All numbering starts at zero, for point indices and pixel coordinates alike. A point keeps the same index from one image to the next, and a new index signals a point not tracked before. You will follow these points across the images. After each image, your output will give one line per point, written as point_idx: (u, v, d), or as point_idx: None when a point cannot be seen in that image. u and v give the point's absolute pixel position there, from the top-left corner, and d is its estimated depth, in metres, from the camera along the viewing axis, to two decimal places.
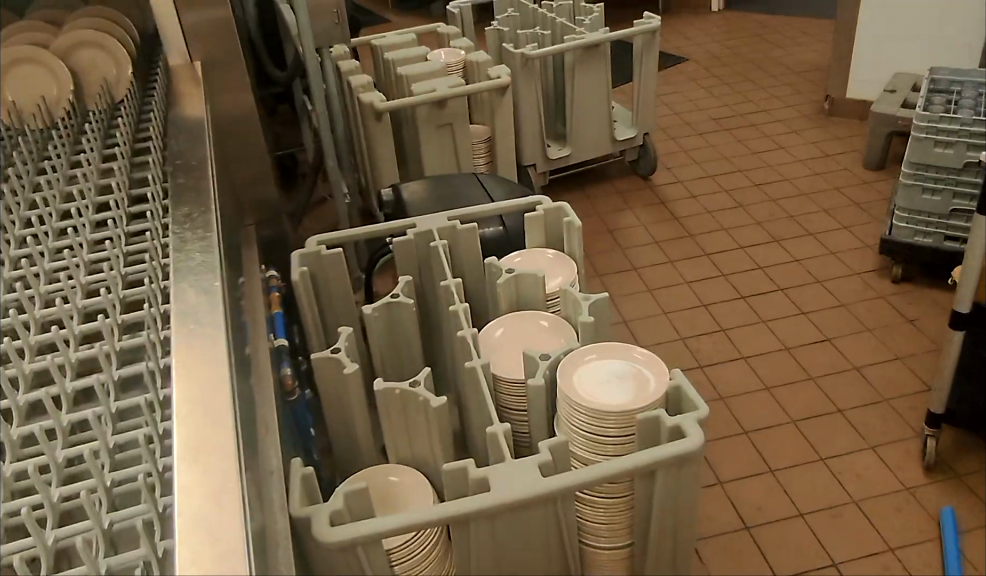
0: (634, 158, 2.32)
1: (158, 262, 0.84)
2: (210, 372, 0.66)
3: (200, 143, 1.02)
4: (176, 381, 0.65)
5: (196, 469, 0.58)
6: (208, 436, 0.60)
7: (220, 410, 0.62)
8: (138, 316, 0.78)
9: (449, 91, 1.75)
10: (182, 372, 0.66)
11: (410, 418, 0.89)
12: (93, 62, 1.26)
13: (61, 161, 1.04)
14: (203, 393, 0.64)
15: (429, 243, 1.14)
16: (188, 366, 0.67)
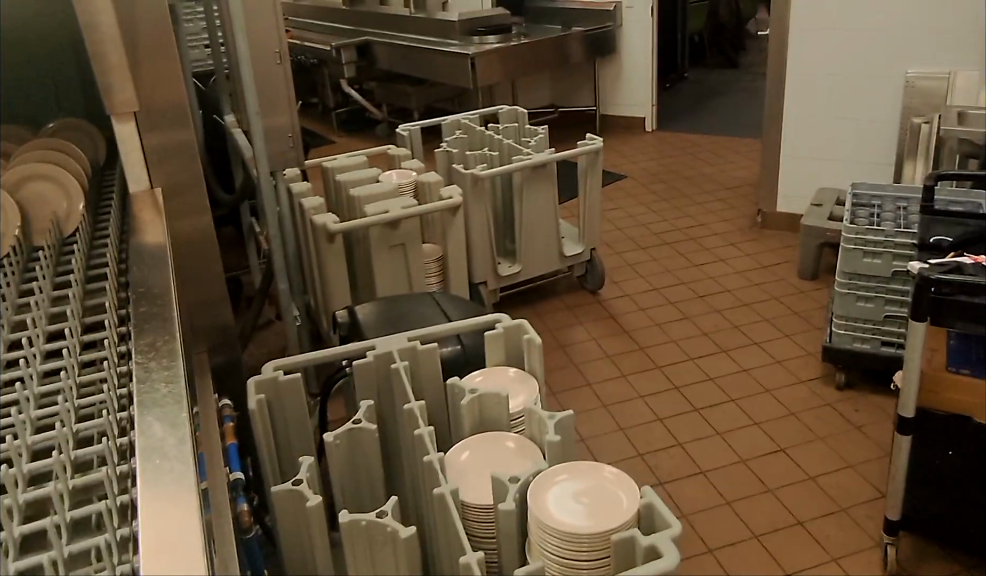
0: (582, 273, 2.38)
1: (113, 417, 0.83)
2: (174, 517, 0.63)
3: (159, 269, 1.01)
4: (141, 532, 0.62)
5: None
6: None
7: (188, 566, 0.59)
8: (91, 478, 0.77)
9: (401, 212, 1.78)
10: (146, 520, 0.63)
11: (377, 552, 0.86)
12: (39, 195, 1.24)
13: (8, 302, 1.01)
14: (167, 544, 0.61)
15: (390, 364, 1.13)
16: (150, 512, 0.64)
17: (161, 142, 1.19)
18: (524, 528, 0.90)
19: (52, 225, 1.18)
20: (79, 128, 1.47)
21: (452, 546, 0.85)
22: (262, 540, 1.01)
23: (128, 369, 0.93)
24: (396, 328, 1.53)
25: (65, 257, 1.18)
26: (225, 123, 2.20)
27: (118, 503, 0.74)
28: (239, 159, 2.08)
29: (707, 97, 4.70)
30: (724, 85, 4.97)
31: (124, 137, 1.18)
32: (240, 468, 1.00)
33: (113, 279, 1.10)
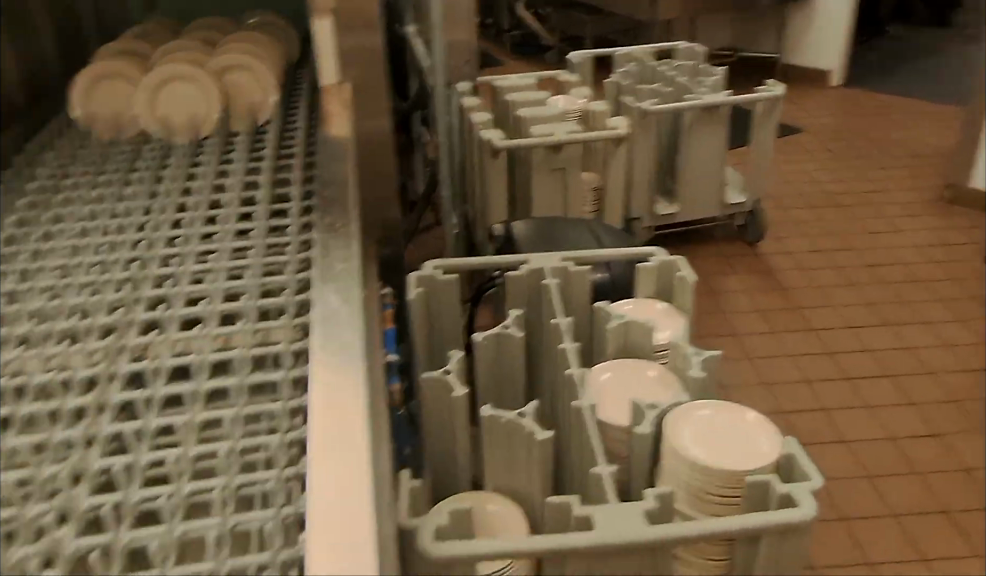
0: (741, 224, 2.29)
1: (294, 292, 0.87)
2: (342, 378, 0.68)
3: (343, 158, 1.07)
4: (314, 387, 0.67)
5: (325, 470, 0.60)
6: (339, 443, 0.62)
7: (353, 423, 0.64)
8: (272, 348, 0.81)
9: (567, 136, 1.79)
10: (319, 377, 0.69)
11: (513, 448, 0.90)
12: (242, 87, 1.30)
13: (207, 184, 1.10)
14: (336, 396, 0.67)
15: (541, 280, 1.16)
16: (324, 368, 0.70)
17: (352, 39, 1.25)
18: (657, 452, 0.90)
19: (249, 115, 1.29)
20: (279, 25, 1.55)
21: (584, 456, 0.88)
22: (406, 421, 1.08)
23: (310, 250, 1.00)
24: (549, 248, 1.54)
25: (259, 143, 1.27)
26: (405, 34, 2.26)
27: (294, 374, 0.79)
28: (415, 68, 2.13)
29: (908, 55, 4.28)
30: (928, 44, 4.51)
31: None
32: (394, 352, 1.07)
33: (300, 167, 1.18)
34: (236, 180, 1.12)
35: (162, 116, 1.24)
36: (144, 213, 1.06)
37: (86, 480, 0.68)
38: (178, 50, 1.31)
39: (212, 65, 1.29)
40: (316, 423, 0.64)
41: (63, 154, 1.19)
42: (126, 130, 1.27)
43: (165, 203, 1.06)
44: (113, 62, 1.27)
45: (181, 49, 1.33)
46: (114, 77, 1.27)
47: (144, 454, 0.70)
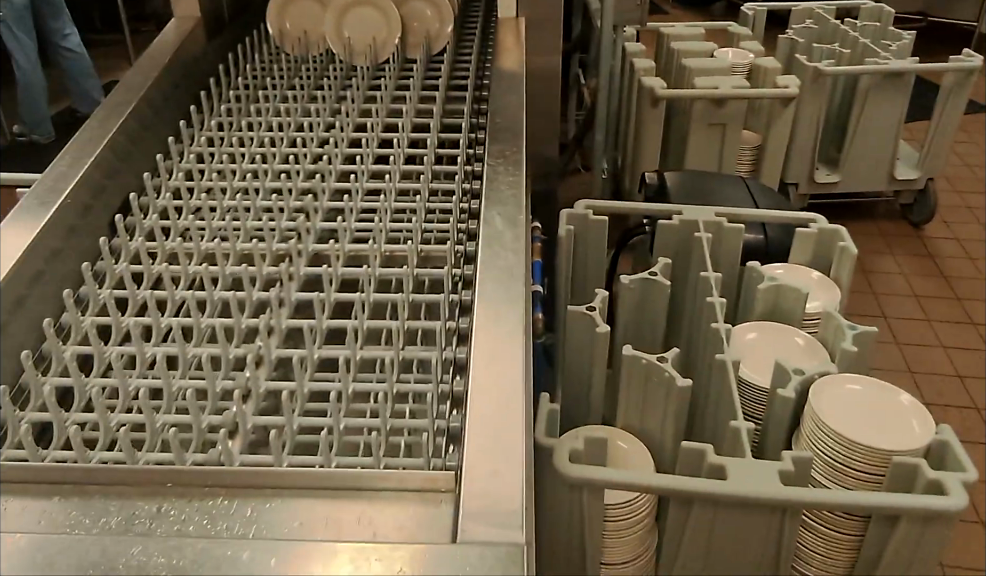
0: (908, 202, 2.14)
1: (460, 224, 0.93)
2: (503, 297, 0.71)
3: (513, 90, 1.08)
4: (477, 301, 0.71)
5: (483, 377, 0.64)
6: (498, 355, 0.65)
7: (510, 339, 0.67)
8: (435, 273, 0.86)
9: (731, 91, 1.73)
10: (482, 294, 0.72)
11: (649, 390, 0.91)
12: (420, 14, 1.34)
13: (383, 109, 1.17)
14: (498, 311, 0.70)
15: (693, 231, 1.15)
16: (487, 284, 0.73)
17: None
18: (796, 418, 0.89)
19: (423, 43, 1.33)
20: None
21: (721, 409, 0.88)
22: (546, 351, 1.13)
23: (478, 176, 1.05)
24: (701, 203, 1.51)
25: (433, 69, 1.32)
26: None
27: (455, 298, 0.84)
28: (582, 7, 2.11)
29: None
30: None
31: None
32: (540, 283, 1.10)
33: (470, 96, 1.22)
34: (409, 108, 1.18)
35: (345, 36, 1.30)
36: (325, 131, 1.15)
37: (267, 366, 0.77)
38: None
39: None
40: (478, 332, 0.68)
41: (257, 71, 1.30)
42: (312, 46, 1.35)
43: (342, 121, 1.14)
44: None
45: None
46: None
47: (318, 350, 0.77)
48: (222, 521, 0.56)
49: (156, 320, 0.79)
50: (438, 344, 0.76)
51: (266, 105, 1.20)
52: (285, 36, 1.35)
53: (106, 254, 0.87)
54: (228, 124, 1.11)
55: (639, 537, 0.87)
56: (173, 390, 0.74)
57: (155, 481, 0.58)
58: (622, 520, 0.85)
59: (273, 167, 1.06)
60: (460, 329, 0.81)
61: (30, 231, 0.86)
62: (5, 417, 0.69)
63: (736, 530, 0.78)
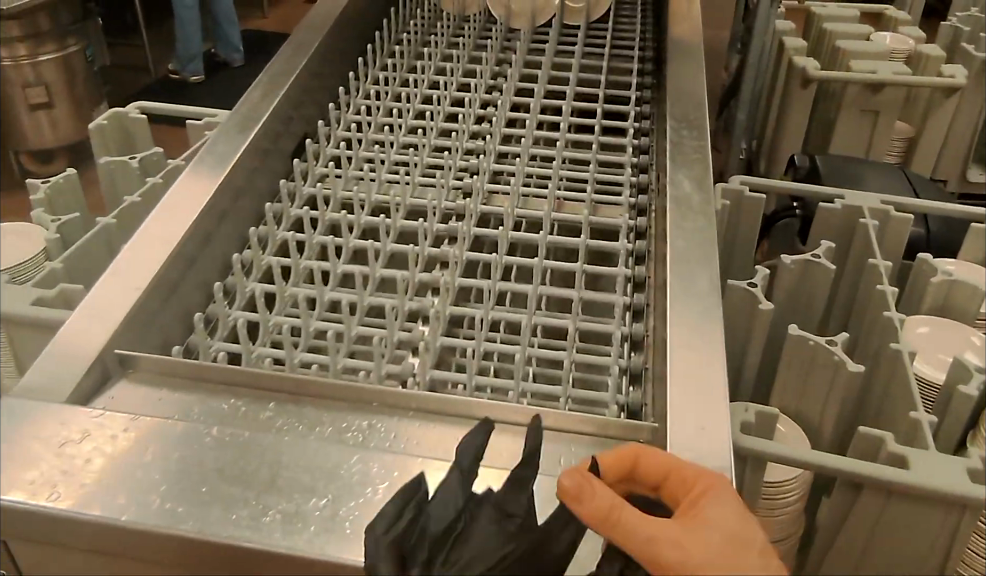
0: None
1: (633, 200, 0.92)
2: (697, 265, 0.70)
3: (690, 55, 1.05)
4: (671, 269, 0.69)
5: (686, 350, 0.62)
6: (698, 326, 0.64)
7: (708, 308, 0.66)
8: (610, 246, 0.85)
9: (891, 77, 1.65)
10: (675, 261, 0.70)
11: (812, 373, 0.89)
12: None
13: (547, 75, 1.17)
14: (694, 271, 0.69)
15: (857, 219, 1.14)
16: (681, 252, 0.71)
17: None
18: (974, 418, 0.85)
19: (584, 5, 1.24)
20: None
21: (891, 401, 0.85)
22: None
23: (646, 150, 1.03)
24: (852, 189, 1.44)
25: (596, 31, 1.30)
26: None
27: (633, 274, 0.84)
28: None
29: None
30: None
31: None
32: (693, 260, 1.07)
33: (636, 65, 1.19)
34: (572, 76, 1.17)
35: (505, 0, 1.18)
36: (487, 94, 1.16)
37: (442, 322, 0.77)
38: None
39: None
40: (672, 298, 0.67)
41: (421, 28, 1.32)
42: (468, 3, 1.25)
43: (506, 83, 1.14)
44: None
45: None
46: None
47: (492, 311, 0.78)
48: (432, 445, 0.57)
49: (334, 266, 0.83)
50: (619, 319, 0.76)
51: (429, 63, 1.21)
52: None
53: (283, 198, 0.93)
54: (395, 78, 1.13)
55: (790, 520, 0.86)
56: (355, 332, 0.76)
57: (365, 398, 0.61)
58: (776, 500, 0.83)
59: (439, 125, 1.07)
60: (636, 305, 0.81)
61: (229, 159, 0.91)
62: (199, 341, 0.73)
63: (907, 524, 0.76)
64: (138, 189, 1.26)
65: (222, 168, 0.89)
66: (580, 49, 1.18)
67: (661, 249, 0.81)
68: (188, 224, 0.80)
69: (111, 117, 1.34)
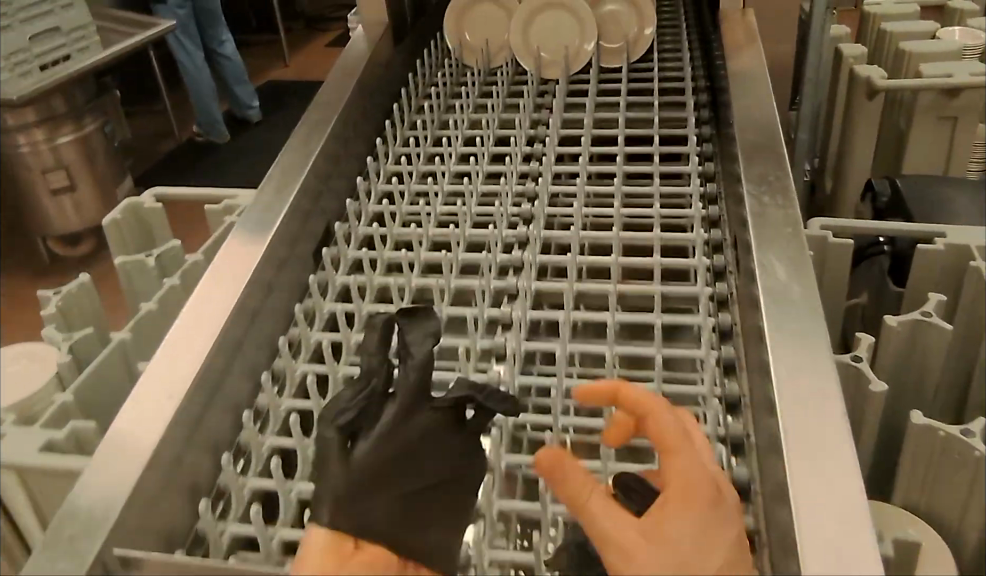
0: None
1: (709, 290, 0.76)
2: (810, 380, 0.59)
3: (757, 94, 0.91)
4: (778, 386, 0.58)
5: (812, 504, 0.51)
6: (826, 469, 0.53)
7: (837, 446, 0.54)
8: (686, 356, 0.71)
9: (970, 79, 1.49)
10: (782, 375, 0.59)
11: (946, 469, 0.76)
12: (618, 18, 1.12)
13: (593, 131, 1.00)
14: (813, 405, 0.57)
15: (966, 260, 1.02)
16: (787, 367, 0.60)
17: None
18: None
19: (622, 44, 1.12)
20: None
21: None
22: None
23: (716, 219, 0.88)
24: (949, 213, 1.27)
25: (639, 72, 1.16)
26: None
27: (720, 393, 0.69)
28: None
29: None
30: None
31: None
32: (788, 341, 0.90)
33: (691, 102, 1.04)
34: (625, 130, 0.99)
35: (534, 47, 1.12)
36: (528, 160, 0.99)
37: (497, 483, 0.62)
38: None
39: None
40: (794, 456, 0.54)
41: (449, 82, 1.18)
42: (493, 58, 1.17)
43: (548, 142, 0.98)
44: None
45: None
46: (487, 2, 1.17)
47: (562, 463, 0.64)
48: None
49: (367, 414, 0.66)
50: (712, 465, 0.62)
51: (459, 117, 1.08)
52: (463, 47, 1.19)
53: (300, 323, 0.77)
54: (423, 140, 1.00)
55: None
56: None
57: None
58: None
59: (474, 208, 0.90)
60: (733, 437, 0.66)
61: (255, 250, 0.81)
62: (208, 531, 0.61)
63: None
64: (158, 289, 1.17)
65: (247, 262, 0.80)
66: (628, 97, 1.01)
67: (758, 345, 0.66)
68: (207, 341, 0.71)
69: (126, 209, 1.26)
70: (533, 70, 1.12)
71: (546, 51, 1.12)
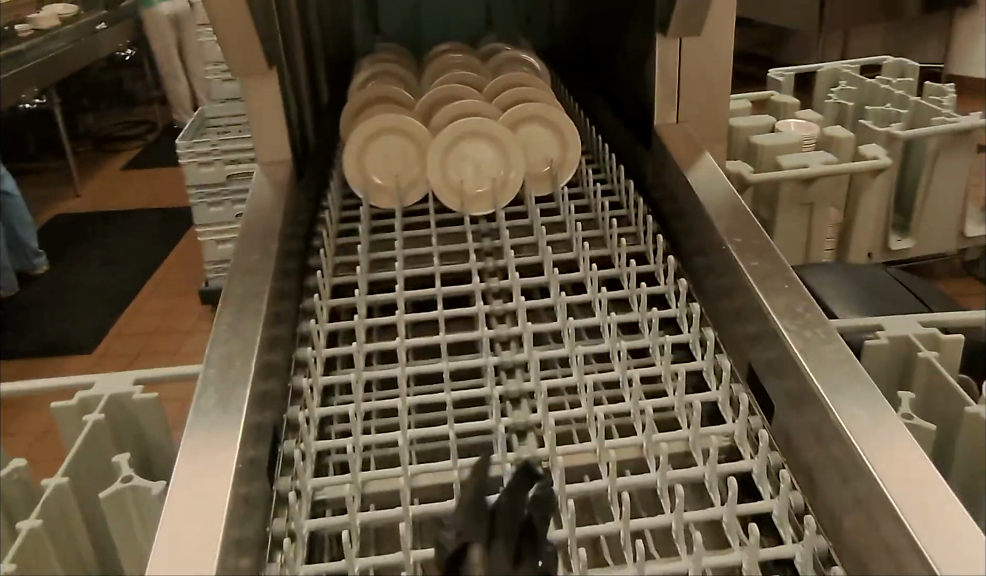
0: (975, 258, 2.13)
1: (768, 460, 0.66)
2: (965, 542, 0.53)
3: (731, 213, 0.87)
4: (936, 554, 0.52)
5: None
6: None
7: None
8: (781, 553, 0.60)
9: (826, 169, 1.59)
10: (932, 541, 0.53)
11: None
12: (539, 143, 1.07)
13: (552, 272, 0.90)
14: (959, 547, 0.53)
15: (912, 351, 1.01)
16: (931, 528, 0.54)
17: (700, 75, 1.06)
18: None
19: (547, 171, 1.07)
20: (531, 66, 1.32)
21: None
22: None
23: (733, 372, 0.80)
24: (856, 301, 1.32)
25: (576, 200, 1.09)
26: None
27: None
28: None
29: None
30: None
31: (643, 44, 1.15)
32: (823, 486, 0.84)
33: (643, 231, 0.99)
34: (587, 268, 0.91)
35: (457, 184, 1.03)
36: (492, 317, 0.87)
37: None
38: (460, 99, 1.09)
39: (508, 117, 1.06)
40: None
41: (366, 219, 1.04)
42: (407, 194, 1.08)
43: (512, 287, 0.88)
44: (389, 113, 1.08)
45: (449, 95, 1.18)
46: (393, 130, 1.08)
47: None
48: None
49: None
50: None
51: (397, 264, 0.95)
52: (370, 183, 1.08)
53: None
54: (362, 295, 0.85)
55: None
56: None
57: None
58: None
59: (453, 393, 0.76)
60: None
61: (228, 464, 0.57)
62: None
63: None
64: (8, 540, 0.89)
65: (220, 482, 0.56)
66: (579, 237, 0.94)
67: (875, 524, 0.58)
68: None
69: None
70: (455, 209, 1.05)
71: (468, 184, 1.04)
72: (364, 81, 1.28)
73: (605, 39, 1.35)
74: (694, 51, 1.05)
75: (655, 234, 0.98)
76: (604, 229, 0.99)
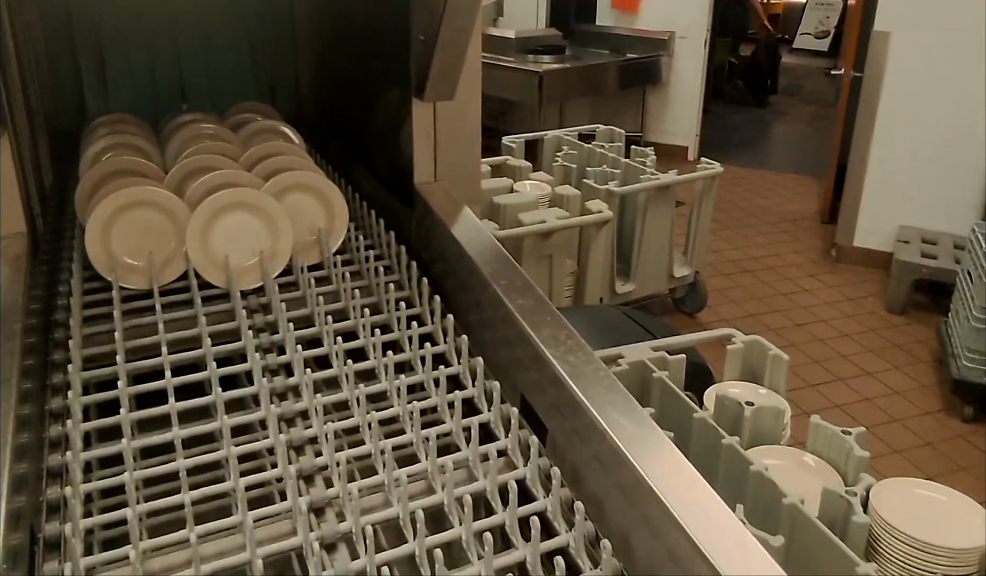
0: (682, 294, 2.50)
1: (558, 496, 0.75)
2: (721, 519, 0.64)
3: (496, 273, 0.97)
4: (700, 534, 0.62)
5: None
6: None
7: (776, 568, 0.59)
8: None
9: (560, 222, 1.79)
10: (697, 522, 0.63)
11: None
12: (306, 210, 1.13)
13: (334, 342, 0.94)
14: (716, 523, 0.63)
15: (647, 371, 1.17)
16: (694, 512, 0.64)
17: (452, 142, 1.22)
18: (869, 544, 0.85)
19: (314, 238, 1.13)
20: (280, 135, 1.35)
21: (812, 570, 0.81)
22: None
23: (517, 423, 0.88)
24: (599, 338, 1.49)
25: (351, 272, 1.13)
26: None
27: None
28: None
29: (730, 136, 5.00)
30: (756, 127, 5.22)
31: (398, 107, 1.27)
32: None
33: (417, 293, 1.06)
34: (369, 336, 0.95)
35: (223, 259, 1.04)
36: (280, 393, 0.88)
37: None
38: (218, 170, 1.09)
39: (270, 186, 1.12)
40: (721, 561, 0.60)
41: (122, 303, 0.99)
42: (162, 271, 1.04)
43: (297, 361, 0.89)
44: (135, 185, 1.03)
45: (202, 163, 1.16)
46: (140, 205, 1.03)
47: None
48: None
49: None
50: None
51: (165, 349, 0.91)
52: (118, 263, 1.02)
53: None
54: (125, 388, 0.79)
55: None
56: None
57: None
58: None
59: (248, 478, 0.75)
60: None
61: None
62: None
63: None
64: None
65: None
66: (359, 309, 0.98)
67: (652, 519, 0.67)
68: None
69: None
70: (221, 284, 1.04)
71: (234, 256, 1.04)
72: (99, 152, 1.21)
73: (359, 110, 1.45)
74: (447, 121, 1.21)
75: (428, 295, 1.06)
76: (383, 297, 1.05)
